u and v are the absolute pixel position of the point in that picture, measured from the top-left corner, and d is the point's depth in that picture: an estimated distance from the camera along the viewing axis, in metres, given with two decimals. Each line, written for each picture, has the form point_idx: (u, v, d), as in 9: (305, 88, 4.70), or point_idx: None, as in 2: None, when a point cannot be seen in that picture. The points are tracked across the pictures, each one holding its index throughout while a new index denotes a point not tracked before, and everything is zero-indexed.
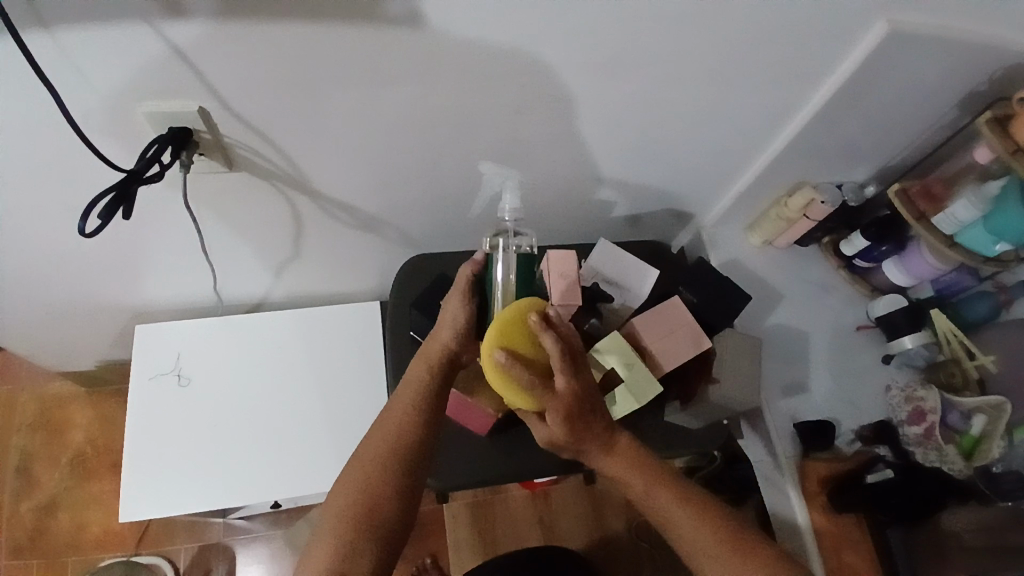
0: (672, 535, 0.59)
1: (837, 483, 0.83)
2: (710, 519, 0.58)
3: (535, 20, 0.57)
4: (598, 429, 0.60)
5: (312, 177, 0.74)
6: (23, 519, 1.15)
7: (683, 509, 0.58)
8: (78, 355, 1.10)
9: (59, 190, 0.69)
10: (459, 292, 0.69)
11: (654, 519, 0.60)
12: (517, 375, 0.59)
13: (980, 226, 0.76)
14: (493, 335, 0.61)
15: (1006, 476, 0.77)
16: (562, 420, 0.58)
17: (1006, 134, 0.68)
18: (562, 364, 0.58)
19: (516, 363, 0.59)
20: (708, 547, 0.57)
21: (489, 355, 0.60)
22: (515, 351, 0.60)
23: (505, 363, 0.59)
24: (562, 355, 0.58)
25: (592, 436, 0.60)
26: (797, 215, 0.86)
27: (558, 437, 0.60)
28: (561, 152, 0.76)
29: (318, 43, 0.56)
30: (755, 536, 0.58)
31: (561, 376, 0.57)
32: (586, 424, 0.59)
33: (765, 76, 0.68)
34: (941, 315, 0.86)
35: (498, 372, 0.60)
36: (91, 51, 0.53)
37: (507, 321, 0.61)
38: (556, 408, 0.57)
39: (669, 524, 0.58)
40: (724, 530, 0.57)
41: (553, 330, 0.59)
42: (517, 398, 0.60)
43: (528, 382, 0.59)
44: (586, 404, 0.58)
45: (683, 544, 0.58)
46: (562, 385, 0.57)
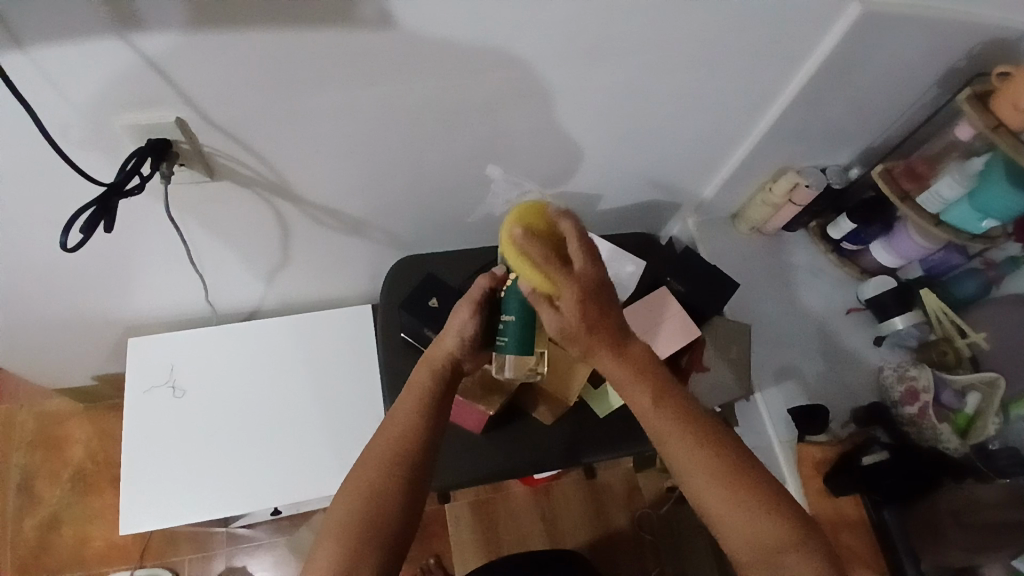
0: (672, 456, 0.55)
1: (833, 465, 0.81)
2: (712, 445, 0.54)
3: (507, 18, 0.57)
4: (608, 327, 0.55)
5: (294, 183, 0.74)
6: (27, 536, 1.16)
7: (682, 434, 0.55)
8: (74, 370, 1.11)
9: (41, 206, 0.69)
10: (470, 301, 0.65)
11: (654, 435, 0.56)
12: (537, 247, 0.52)
13: (965, 204, 0.76)
14: (511, 215, 0.54)
15: (1003, 452, 0.76)
16: (577, 303, 0.53)
17: (986, 109, 0.68)
18: (581, 247, 0.53)
19: (535, 238, 0.53)
20: (704, 467, 0.53)
21: (506, 230, 0.53)
22: (534, 228, 0.53)
23: (523, 237, 0.52)
24: (582, 237, 0.54)
25: (602, 333, 0.55)
26: (783, 199, 0.86)
27: (570, 326, 0.54)
28: (543, 148, 0.76)
29: (291, 51, 0.56)
30: (756, 469, 0.54)
31: (581, 256, 0.53)
32: (600, 316, 0.54)
33: (742, 62, 0.68)
34: (930, 293, 0.86)
35: (514, 246, 0.53)
36: (64, 66, 0.54)
37: (527, 204, 0.55)
38: (573, 288, 0.52)
39: (668, 440, 0.55)
40: (724, 459, 0.54)
41: (571, 216, 0.55)
42: (531, 276, 0.53)
43: (546, 259, 0.52)
44: (601, 295, 0.54)
45: (679, 464, 0.55)
46: (580, 267, 0.53)
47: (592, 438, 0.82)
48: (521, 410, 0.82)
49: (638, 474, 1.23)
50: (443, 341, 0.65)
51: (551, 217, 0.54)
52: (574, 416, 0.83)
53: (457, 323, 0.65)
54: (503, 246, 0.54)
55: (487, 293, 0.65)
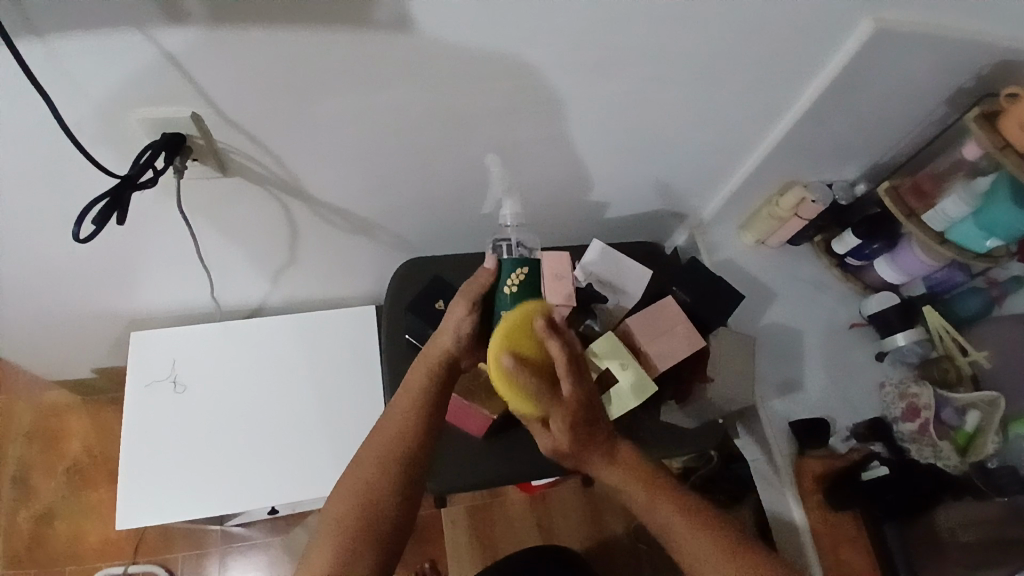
0: (673, 546, 0.58)
1: (833, 480, 0.83)
2: (710, 530, 0.57)
3: (524, 24, 0.58)
4: (599, 438, 0.60)
5: (305, 181, 0.74)
6: (21, 528, 1.15)
7: (683, 521, 0.58)
8: (74, 363, 1.10)
9: (52, 198, 0.70)
10: (466, 300, 0.68)
11: (653, 529, 0.59)
12: (524, 377, 0.58)
13: (971, 221, 0.76)
14: (500, 338, 0.59)
15: (1002, 471, 0.76)
16: (566, 427, 0.58)
17: (994, 130, 0.69)
18: (567, 369, 0.57)
19: (524, 368, 0.59)
20: (708, 554, 0.56)
21: (496, 359, 0.59)
22: (521, 353, 0.59)
23: (511, 369, 0.58)
24: (569, 360, 0.58)
25: (594, 444, 0.60)
26: (789, 214, 0.87)
27: (562, 444, 0.60)
28: (553, 155, 0.77)
29: (307, 49, 0.56)
30: (757, 548, 0.56)
31: (568, 381, 0.57)
32: (589, 431, 0.59)
33: (753, 75, 0.68)
34: (934, 312, 0.86)
35: (504, 375, 0.58)
36: (84, 58, 0.54)
37: (516, 323, 0.60)
38: (562, 417, 0.58)
39: (671, 534, 0.58)
40: (722, 541, 0.56)
41: (559, 335, 0.59)
42: (523, 404, 0.60)
43: (534, 390, 0.58)
44: (589, 413, 0.59)
45: (682, 553, 0.57)
46: (569, 392, 0.58)
47: None
48: (523, 415, 0.82)
49: None
50: (442, 339, 0.67)
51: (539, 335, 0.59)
52: None
53: (454, 322, 0.68)
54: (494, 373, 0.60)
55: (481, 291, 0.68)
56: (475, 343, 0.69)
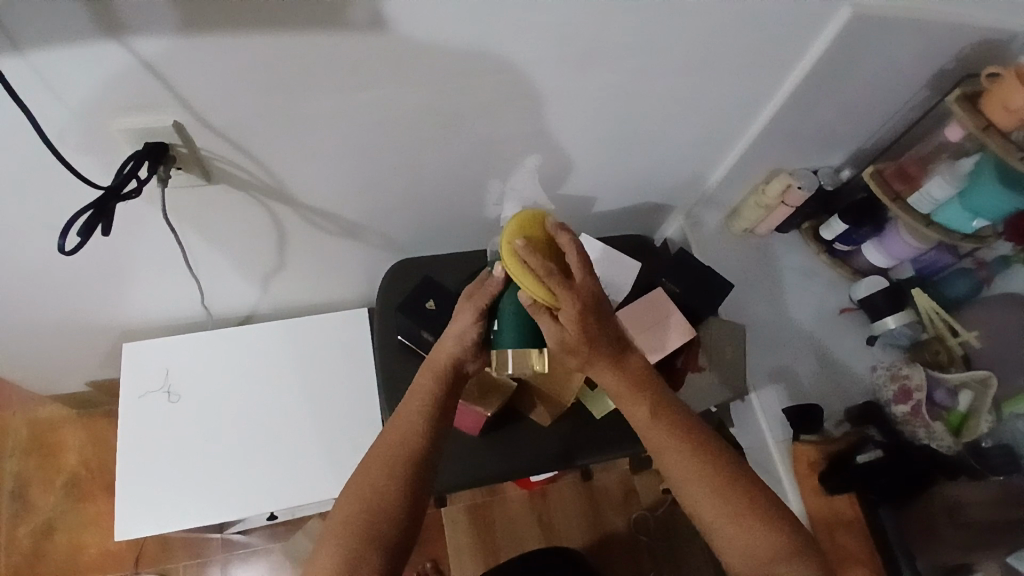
0: (666, 465, 0.60)
1: (828, 465, 0.82)
2: (706, 453, 0.59)
3: (502, 21, 0.57)
4: (606, 338, 0.61)
5: (290, 186, 0.74)
6: (21, 543, 1.14)
7: (682, 446, 0.59)
8: (68, 376, 1.10)
9: (37, 211, 0.69)
10: (474, 305, 0.66)
11: (653, 447, 0.61)
12: (537, 259, 0.57)
13: (956, 203, 0.77)
14: (513, 225, 0.59)
15: (995, 450, 0.77)
16: (577, 314, 0.57)
17: (976, 110, 0.69)
18: (579, 259, 0.58)
19: (536, 250, 0.58)
20: (699, 477, 0.58)
21: (508, 242, 0.58)
22: (533, 239, 0.59)
23: (524, 250, 0.57)
24: (581, 255, 0.59)
25: (601, 343, 0.60)
26: (776, 202, 0.87)
27: (569, 336, 0.59)
28: (537, 151, 0.77)
29: (286, 53, 0.56)
30: (747, 477, 0.59)
31: (580, 270, 0.58)
32: (598, 328, 0.59)
33: (735, 65, 0.69)
34: (923, 294, 0.86)
35: (517, 258, 0.58)
36: (64, 71, 0.54)
37: (525, 216, 0.60)
38: (573, 300, 0.57)
39: (668, 456, 0.59)
40: (716, 471, 0.58)
41: (569, 231, 0.60)
42: (534, 287, 0.58)
43: (548, 271, 0.57)
44: (598, 308, 0.58)
45: (675, 475, 0.59)
46: (580, 280, 0.58)
47: (589, 442, 0.82)
48: (518, 413, 0.82)
49: (635, 476, 1.24)
50: (447, 345, 0.66)
51: (551, 230, 0.60)
52: (571, 416, 0.83)
53: (461, 328, 0.66)
54: (504, 257, 0.59)
55: (493, 299, 0.66)
56: (481, 348, 0.68)
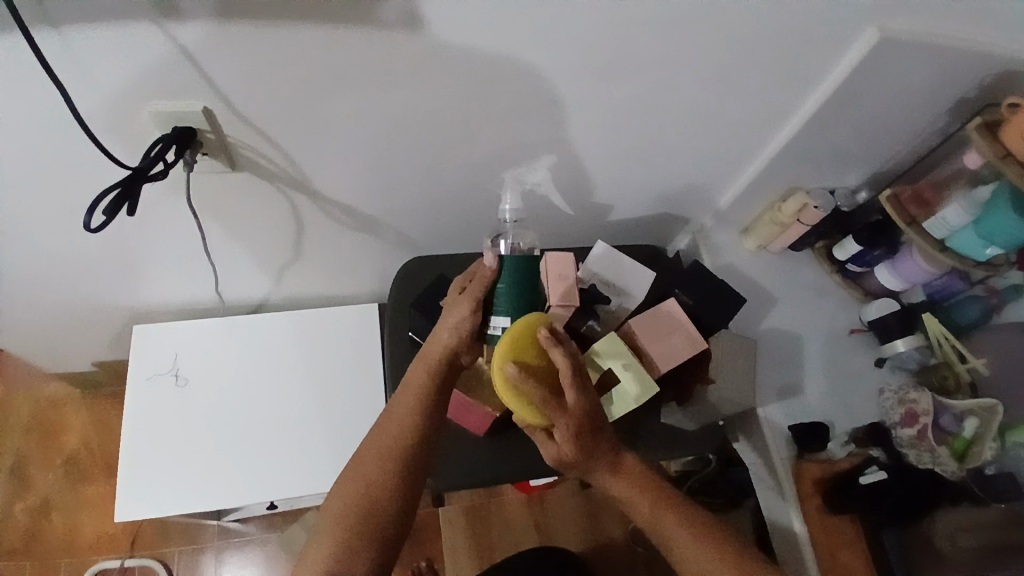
0: (678, 560, 0.59)
1: (830, 485, 0.83)
2: (715, 543, 0.58)
3: (532, 25, 0.58)
4: (605, 445, 0.61)
5: (312, 177, 0.75)
6: (17, 520, 1.14)
7: (690, 536, 0.59)
8: (75, 356, 1.10)
9: (62, 189, 0.70)
10: (469, 297, 0.67)
11: (661, 542, 0.60)
12: (529, 386, 0.59)
13: (971, 230, 0.77)
14: (505, 349, 0.62)
15: (999, 477, 0.78)
16: (571, 436, 0.59)
17: (996, 139, 0.69)
18: (572, 380, 0.59)
19: (527, 376, 0.60)
20: (711, 565, 0.57)
21: (501, 367, 0.61)
22: (523, 363, 0.62)
23: (516, 379, 0.59)
24: (573, 369, 0.60)
25: (600, 452, 0.61)
26: (791, 219, 0.88)
27: (566, 454, 0.60)
28: (557, 157, 0.77)
29: (317, 44, 0.57)
30: (759, 563, 0.58)
31: (572, 391, 0.59)
32: (593, 441, 0.60)
33: (760, 81, 0.69)
34: (934, 320, 0.87)
35: (508, 384, 0.60)
36: (99, 51, 0.54)
37: (518, 331, 0.63)
38: (567, 424, 0.59)
39: (676, 545, 0.59)
40: (725, 554, 0.58)
41: (563, 343, 0.61)
42: (524, 410, 0.61)
43: (540, 398, 0.59)
44: (594, 421, 0.60)
45: (689, 568, 0.58)
46: (573, 401, 0.59)
47: None
48: None
49: None
50: (441, 338, 0.66)
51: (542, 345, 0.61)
52: None
53: (457, 319, 0.66)
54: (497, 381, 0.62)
55: (486, 291, 0.66)
56: (476, 341, 0.68)
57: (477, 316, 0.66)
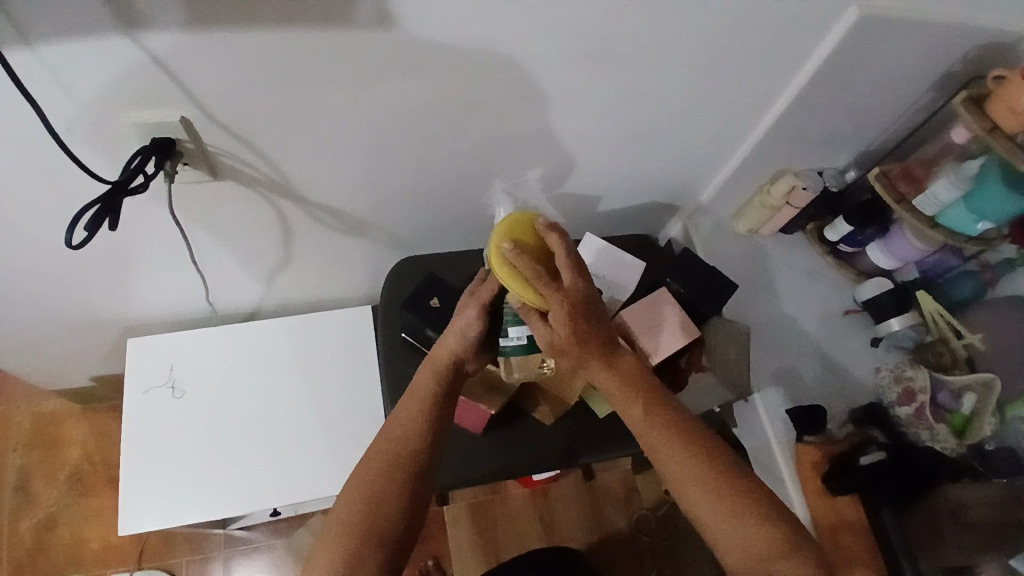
0: (660, 463, 0.58)
1: (830, 466, 0.81)
2: (698, 446, 0.57)
3: (508, 20, 0.58)
4: (598, 337, 0.59)
5: (296, 182, 0.74)
6: (24, 536, 1.15)
7: (674, 439, 0.57)
8: (72, 370, 1.10)
9: (45, 206, 0.70)
10: (477, 301, 0.67)
11: (644, 443, 0.59)
12: (525, 262, 0.57)
13: (961, 205, 0.76)
14: (501, 229, 0.59)
15: (998, 452, 0.77)
16: (566, 317, 0.57)
17: (983, 113, 0.69)
18: (568, 261, 0.57)
19: (523, 253, 0.58)
20: (691, 466, 0.56)
21: (498, 245, 0.58)
22: (522, 243, 0.59)
23: (513, 253, 0.57)
24: (571, 254, 0.58)
25: (591, 342, 0.59)
26: (781, 202, 0.87)
27: (561, 338, 0.58)
28: (542, 150, 0.77)
29: (291, 49, 0.56)
30: (741, 470, 0.57)
31: (569, 272, 0.57)
32: (587, 328, 0.58)
33: (742, 65, 0.69)
34: (927, 296, 0.87)
35: (505, 261, 0.58)
36: (72, 67, 0.54)
37: (517, 217, 0.60)
38: (562, 302, 0.56)
39: (659, 447, 0.57)
40: (711, 468, 0.56)
41: (560, 230, 0.59)
42: (520, 288, 0.58)
43: (535, 274, 0.57)
44: (590, 307, 0.58)
45: (668, 470, 0.57)
46: (569, 282, 0.57)
47: (591, 442, 0.82)
48: (520, 410, 0.82)
49: (637, 475, 1.24)
50: (448, 341, 0.66)
51: (540, 231, 0.59)
52: (576, 415, 0.83)
53: (463, 322, 0.66)
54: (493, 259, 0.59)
55: (493, 294, 0.67)
56: (482, 345, 0.68)
57: (483, 320, 0.66)
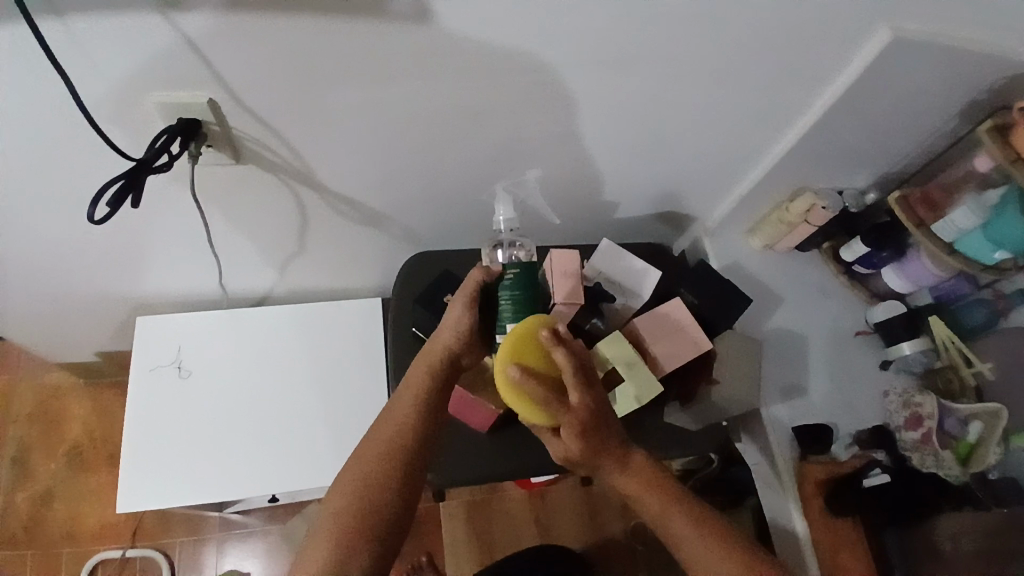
0: (689, 565, 0.57)
1: (833, 486, 0.83)
2: (725, 550, 0.56)
3: (541, 20, 0.57)
4: (614, 446, 0.59)
5: (317, 170, 0.74)
6: (20, 508, 1.15)
7: (699, 541, 0.57)
8: (78, 345, 1.10)
9: (66, 179, 0.70)
10: (465, 295, 0.68)
11: (670, 543, 0.58)
12: (531, 386, 0.57)
13: (979, 233, 0.76)
14: (505, 354, 0.60)
15: (1003, 482, 0.77)
16: (577, 437, 0.57)
17: (1006, 142, 0.69)
18: (575, 381, 0.56)
19: (531, 376, 0.58)
20: (720, 574, 0.55)
21: (503, 370, 0.59)
22: (528, 364, 0.59)
23: (518, 378, 0.58)
24: (575, 369, 0.57)
25: (608, 454, 0.59)
26: (799, 219, 0.87)
27: (574, 454, 0.59)
28: (564, 153, 0.77)
29: (323, 37, 0.56)
30: (773, 572, 0.56)
31: (575, 390, 0.56)
32: (603, 441, 0.58)
33: (770, 79, 0.69)
34: (940, 321, 0.87)
35: (512, 385, 0.58)
36: (105, 41, 0.54)
37: (520, 335, 0.61)
38: (572, 424, 0.56)
39: (687, 553, 0.57)
40: (736, 559, 0.56)
41: (564, 343, 0.58)
42: (530, 409, 0.59)
43: (543, 397, 0.57)
44: (601, 422, 0.57)
45: (698, 571, 0.57)
46: (578, 401, 0.56)
47: None
48: None
49: None
50: (441, 336, 0.68)
51: (545, 347, 0.59)
52: None
53: (453, 319, 0.68)
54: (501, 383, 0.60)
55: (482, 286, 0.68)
56: (474, 340, 0.69)
57: (473, 315, 0.68)
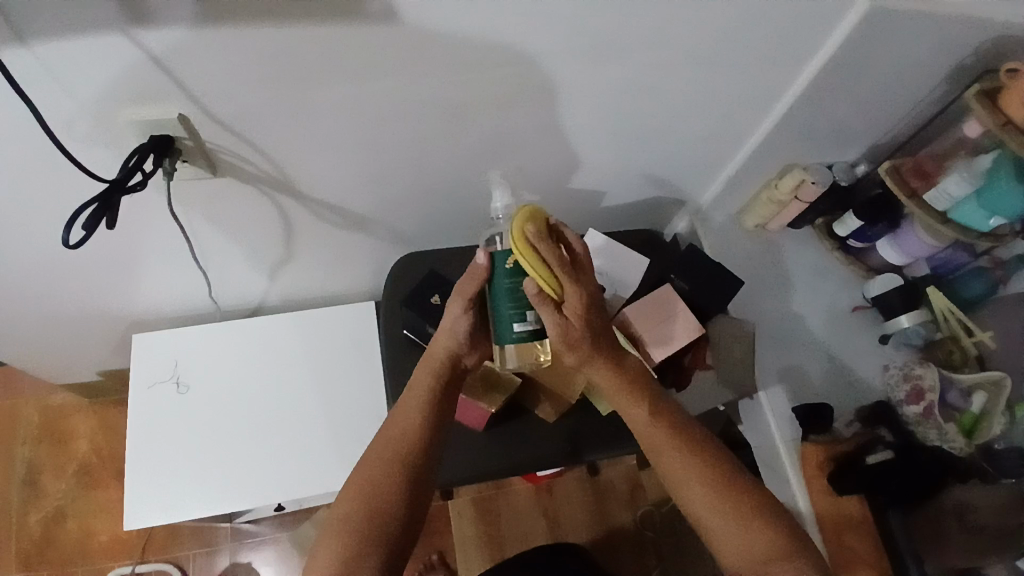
0: (661, 465, 0.62)
1: (838, 465, 0.83)
2: (698, 446, 0.61)
3: (508, 13, 0.57)
4: (603, 334, 0.63)
5: (295, 179, 0.74)
6: (33, 529, 1.16)
7: (678, 449, 0.61)
8: (77, 365, 1.11)
9: (44, 203, 0.70)
10: (460, 299, 0.64)
11: (647, 445, 0.63)
12: (549, 249, 0.56)
13: (972, 201, 0.75)
14: (522, 215, 0.56)
15: (1008, 452, 0.74)
16: (581, 304, 0.58)
17: (995, 107, 0.67)
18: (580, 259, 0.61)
19: (545, 238, 0.57)
20: (695, 471, 0.60)
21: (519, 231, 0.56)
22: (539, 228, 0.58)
23: (537, 239, 0.56)
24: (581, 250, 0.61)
25: (598, 341, 0.62)
26: (788, 197, 0.86)
27: (570, 329, 0.60)
28: (545, 145, 0.76)
29: (288, 45, 0.56)
30: (740, 475, 0.60)
31: (583, 266, 0.60)
32: (596, 320, 0.61)
33: (748, 57, 0.67)
34: (938, 293, 0.85)
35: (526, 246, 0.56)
36: (69, 65, 0.54)
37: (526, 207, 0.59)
38: (580, 292, 0.58)
39: (662, 448, 0.61)
40: (710, 466, 0.60)
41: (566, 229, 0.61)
42: (540, 275, 0.56)
43: (557, 263, 0.57)
44: (597, 302, 0.61)
45: (670, 470, 0.61)
46: (583, 275, 0.60)
47: (595, 438, 0.81)
48: (522, 407, 0.82)
49: (641, 471, 1.23)
50: (439, 342, 0.66)
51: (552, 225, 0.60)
52: (579, 412, 0.82)
53: (450, 321, 0.65)
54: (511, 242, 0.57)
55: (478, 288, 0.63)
56: (474, 338, 0.67)
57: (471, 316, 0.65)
